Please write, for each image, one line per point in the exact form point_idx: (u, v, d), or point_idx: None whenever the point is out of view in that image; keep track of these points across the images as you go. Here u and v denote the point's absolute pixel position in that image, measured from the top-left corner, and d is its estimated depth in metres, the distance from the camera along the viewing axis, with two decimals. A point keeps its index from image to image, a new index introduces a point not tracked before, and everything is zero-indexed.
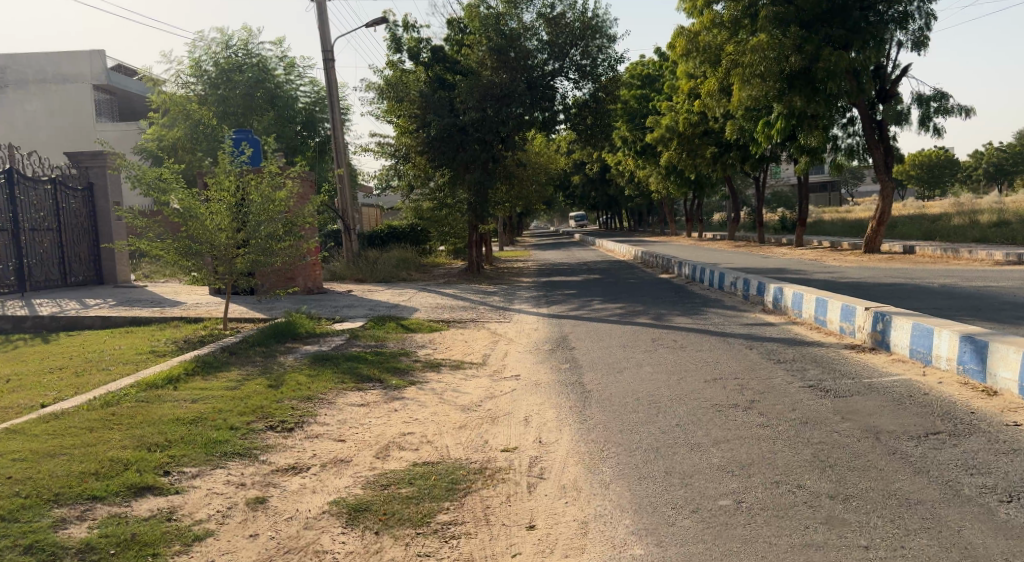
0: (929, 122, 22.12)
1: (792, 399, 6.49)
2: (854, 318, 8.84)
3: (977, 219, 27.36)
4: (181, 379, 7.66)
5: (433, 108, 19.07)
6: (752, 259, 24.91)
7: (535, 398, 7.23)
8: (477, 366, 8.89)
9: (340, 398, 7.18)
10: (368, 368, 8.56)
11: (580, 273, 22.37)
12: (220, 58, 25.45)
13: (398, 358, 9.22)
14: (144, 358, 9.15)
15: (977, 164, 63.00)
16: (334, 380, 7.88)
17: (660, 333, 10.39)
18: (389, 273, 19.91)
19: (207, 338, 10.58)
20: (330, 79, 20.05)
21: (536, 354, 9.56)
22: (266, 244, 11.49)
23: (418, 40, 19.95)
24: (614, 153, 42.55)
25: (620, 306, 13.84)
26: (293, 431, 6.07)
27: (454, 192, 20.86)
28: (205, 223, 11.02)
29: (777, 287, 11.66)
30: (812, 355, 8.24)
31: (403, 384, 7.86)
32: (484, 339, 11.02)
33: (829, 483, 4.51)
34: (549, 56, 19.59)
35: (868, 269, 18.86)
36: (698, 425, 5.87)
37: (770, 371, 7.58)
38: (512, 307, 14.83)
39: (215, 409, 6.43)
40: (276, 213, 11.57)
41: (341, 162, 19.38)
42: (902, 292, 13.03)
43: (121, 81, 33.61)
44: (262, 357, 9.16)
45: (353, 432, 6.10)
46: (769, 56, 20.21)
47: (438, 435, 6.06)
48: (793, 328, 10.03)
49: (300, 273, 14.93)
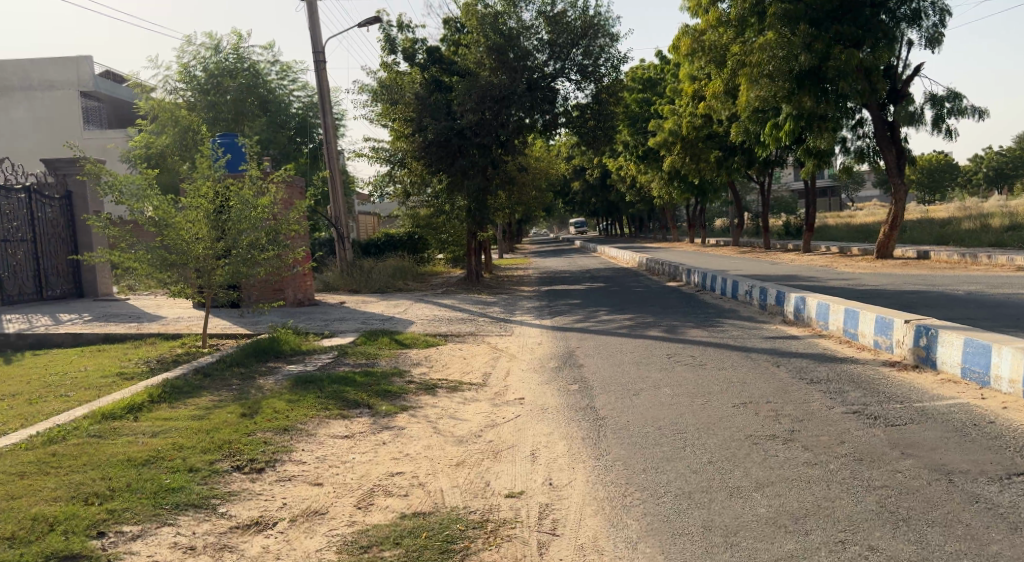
0: (942, 122, 21.32)
1: (839, 428, 5.68)
2: (892, 333, 8.01)
3: (989, 223, 26.54)
4: (145, 407, 6.87)
5: (429, 112, 18.36)
6: (760, 265, 24.12)
7: (542, 427, 6.39)
8: (477, 388, 8.05)
9: (323, 430, 6.36)
10: (355, 391, 7.72)
11: (583, 282, 21.51)
12: (210, 63, 24.62)
13: (390, 379, 8.38)
14: (109, 382, 8.33)
15: (978, 168, 62.82)
16: (316, 406, 7.06)
17: (675, 348, 9.54)
18: (384, 284, 19.10)
19: (182, 357, 9.79)
20: (322, 82, 19.27)
21: (541, 373, 8.72)
22: (249, 255, 10.66)
23: (413, 40, 19.18)
24: (615, 160, 41.76)
25: (628, 317, 13.02)
26: (262, 473, 5.27)
27: (452, 199, 20.06)
28: (185, 232, 10.27)
29: (798, 296, 10.84)
30: (850, 375, 7.40)
31: (394, 410, 7.02)
32: (485, 356, 10.17)
33: (907, 545, 3.73)
34: (549, 57, 18.80)
35: (885, 275, 18.05)
36: (735, 463, 5.04)
37: (805, 395, 6.75)
38: (513, 319, 13.96)
39: (174, 446, 5.64)
40: (261, 220, 10.74)
41: (333, 168, 18.62)
42: (930, 301, 12.19)
43: (110, 88, 32.86)
44: (240, 379, 8.34)
45: (333, 472, 5.28)
46: (778, 55, 19.34)
47: (431, 475, 5.23)
48: (820, 342, 9.21)
49: (289, 285, 14.10)
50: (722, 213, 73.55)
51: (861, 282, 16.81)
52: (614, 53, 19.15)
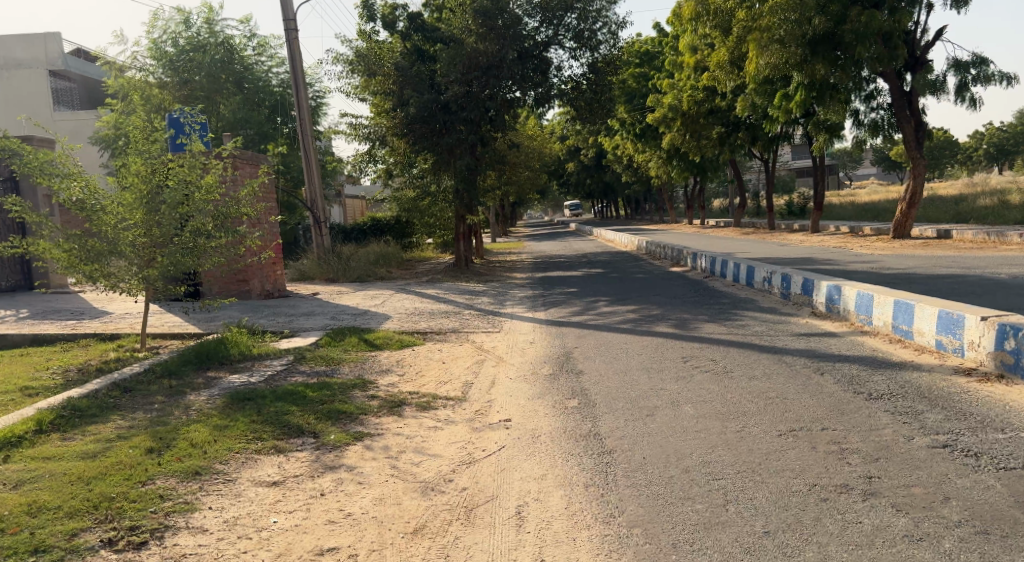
0: (966, 91, 19.84)
1: (934, 472, 4.24)
2: (962, 332, 6.65)
3: (1007, 201, 25.12)
4: (25, 441, 5.32)
5: (411, 84, 16.74)
6: (767, 247, 22.64)
7: (531, 466, 4.90)
8: (455, 406, 6.56)
9: (247, 474, 4.81)
10: (300, 411, 6.13)
11: (579, 267, 20.07)
12: (181, 37, 22.87)
13: (349, 394, 6.84)
14: (7, 399, 6.77)
15: (978, 145, 61.09)
16: (247, 437, 5.47)
17: (691, 350, 8.03)
18: (364, 272, 17.56)
19: (110, 362, 8.22)
20: (294, 54, 17.65)
21: (533, 384, 7.19)
22: (191, 243, 8.90)
23: (393, 6, 17.56)
24: (610, 139, 40.21)
25: (632, 308, 11.53)
26: (141, 550, 3.83)
27: (439, 179, 18.64)
28: (115, 216, 8.52)
29: (831, 286, 9.36)
30: (918, 388, 5.95)
31: (344, 439, 5.44)
32: (469, 359, 8.66)
33: None
34: (541, 22, 17.11)
35: (907, 257, 16.65)
36: (802, 537, 3.66)
37: (869, 419, 5.27)
38: (503, 312, 12.45)
39: (29, 507, 4.12)
40: (209, 200, 9.03)
41: (308, 145, 16.97)
42: (972, 288, 10.77)
43: (81, 66, 30.95)
44: (165, 395, 6.72)
45: (239, 551, 3.86)
46: (790, 18, 17.68)
47: (379, 555, 3.83)
48: (864, 342, 7.78)
49: (255, 275, 12.60)
50: (720, 192, 72.30)
51: (883, 264, 15.38)
52: (612, 18, 17.55)
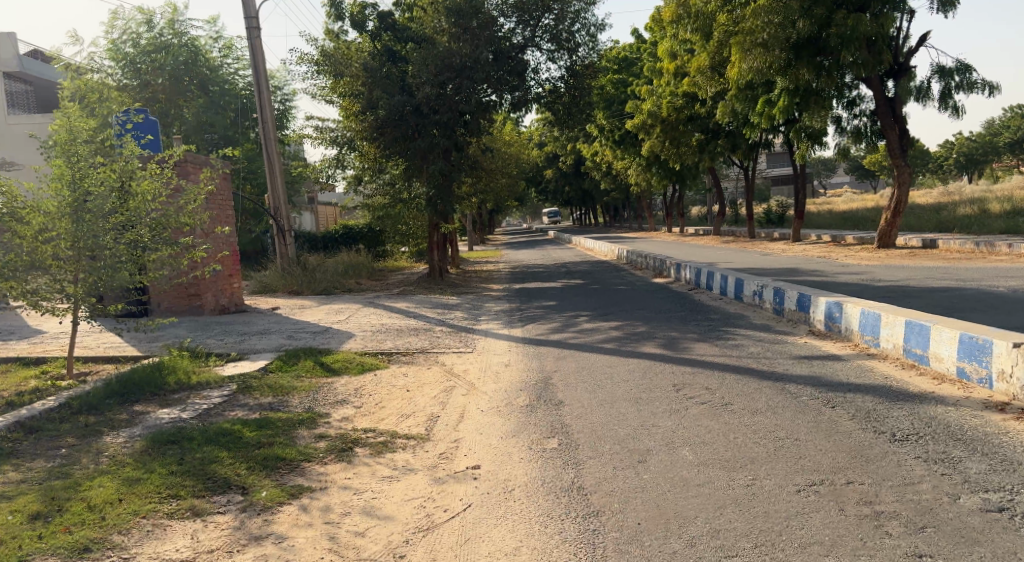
0: (950, 99, 19.27)
1: (997, 550, 3.49)
2: (992, 361, 5.87)
3: (989, 210, 24.64)
4: None
5: (379, 86, 15.80)
6: (750, 256, 21.90)
7: (501, 532, 4.05)
8: (414, 448, 5.66)
9: (149, 549, 3.92)
10: (231, 457, 5.20)
11: (557, 277, 19.22)
12: (143, 39, 21.83)
13: (294, 433, 5.93)
14: None
15: (948, 154, 61.10)
16: (159, 495, 4.52)
17: (684, 376, 7.18)
18: (330, 285, 16.57)
19: (27, 392, 7.22)
20: (256, 55, 16.68)
21: (507, 418, 6.31)
22: (128, 256, 7.70)
23: (363, 5, 16.66)
24: (589, 146, 39.52)
25: (615, 325, 10.70)
26: None
27: (409, 186, 17.69)
28: (38, 226, 7.30)
29: (831, 301, 8.57)
30: (948, 427, 5.17)
31: (277, 497, 4.52)
32: (437, 386, 7.75)
33: None
34: (517, 24, 16.28)
35: (897, 268, 15.96)
36: None
37: (901, 469, 4.46)
38: (476, 328, 11.58)
39: None
40: (146, 209, 7.86)
41: (271, 150, 15.98)
42: (977, 303, 10.03)
43: (38, 68, 29.73)
44: (77, 437, 5.76)
45: None
46: (773, 21, 16.89)
47: None
48: (873, 367, 6.99)
49: (208, 289, 11.64)
50: (697, 200, 71.96)
51: (875, 276, 14.68)
52: (591, 20, 16.77)
